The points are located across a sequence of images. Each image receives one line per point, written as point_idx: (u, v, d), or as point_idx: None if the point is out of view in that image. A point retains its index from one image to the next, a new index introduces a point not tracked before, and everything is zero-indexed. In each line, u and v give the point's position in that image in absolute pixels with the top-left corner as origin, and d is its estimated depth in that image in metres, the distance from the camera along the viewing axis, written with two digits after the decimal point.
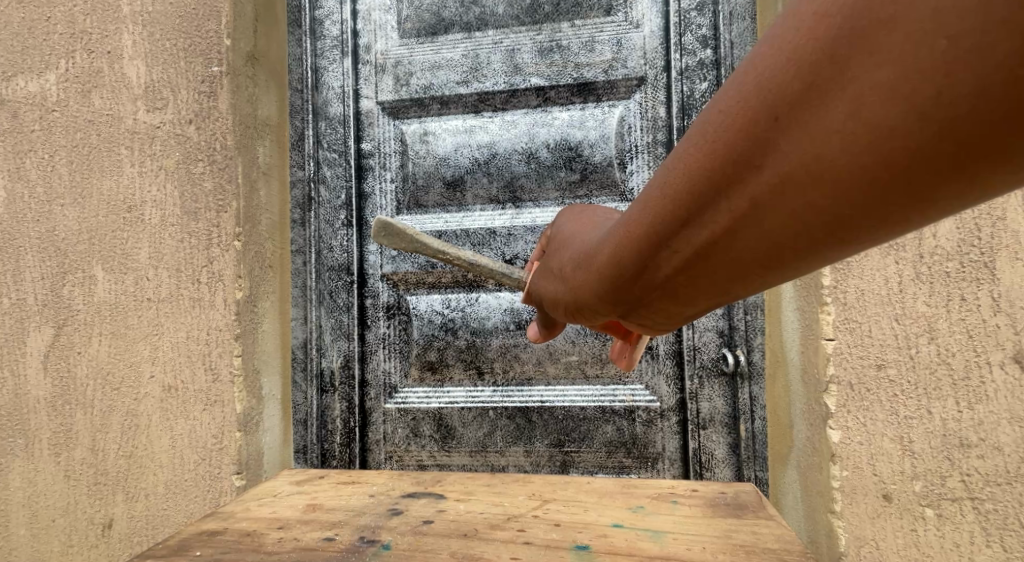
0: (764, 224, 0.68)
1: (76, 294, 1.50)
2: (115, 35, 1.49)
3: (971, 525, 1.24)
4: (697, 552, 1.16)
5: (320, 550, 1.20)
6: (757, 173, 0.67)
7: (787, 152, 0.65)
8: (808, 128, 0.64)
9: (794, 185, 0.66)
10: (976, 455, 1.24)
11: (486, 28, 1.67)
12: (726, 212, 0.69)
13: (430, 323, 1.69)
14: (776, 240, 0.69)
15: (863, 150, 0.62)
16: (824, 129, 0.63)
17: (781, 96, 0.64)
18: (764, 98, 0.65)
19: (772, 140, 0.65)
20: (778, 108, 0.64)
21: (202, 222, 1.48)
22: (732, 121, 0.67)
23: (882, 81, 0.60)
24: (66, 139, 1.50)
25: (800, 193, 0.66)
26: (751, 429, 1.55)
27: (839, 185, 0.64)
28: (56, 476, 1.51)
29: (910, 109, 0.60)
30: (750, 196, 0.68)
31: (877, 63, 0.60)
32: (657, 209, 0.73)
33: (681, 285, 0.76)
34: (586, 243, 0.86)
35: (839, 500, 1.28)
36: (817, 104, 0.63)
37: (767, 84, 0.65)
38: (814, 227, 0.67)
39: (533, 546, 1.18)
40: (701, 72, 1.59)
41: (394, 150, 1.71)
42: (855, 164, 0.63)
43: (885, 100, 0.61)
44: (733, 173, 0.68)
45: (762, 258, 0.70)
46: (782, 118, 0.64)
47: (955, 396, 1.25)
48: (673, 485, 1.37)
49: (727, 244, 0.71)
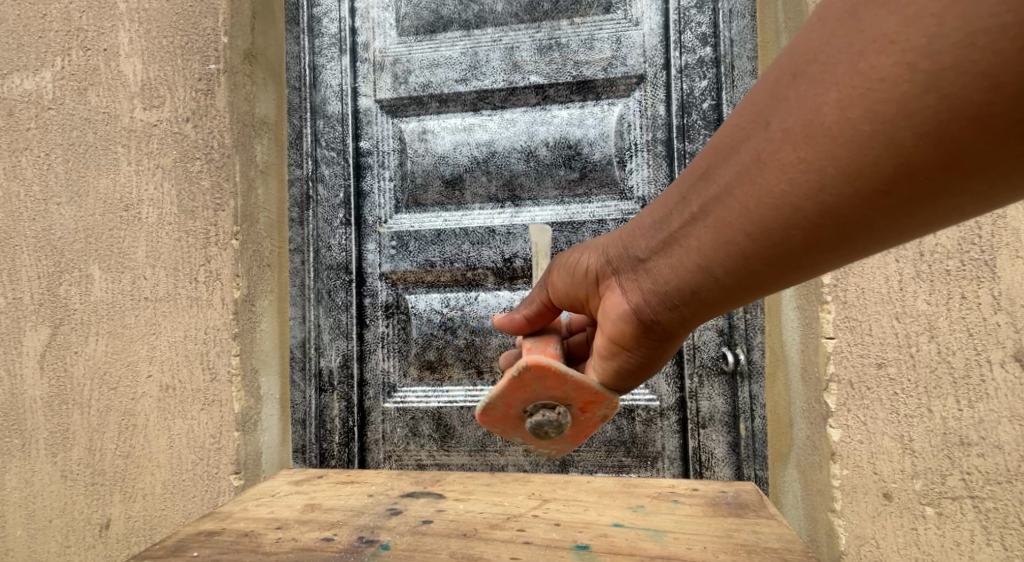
0: (767, 174, 0.81)
1: (73, 293, 1.49)
2: (111, 33, 1.48)
3: (972, 524, 1.24)
4: (698, 551, 1.15)
5: (319, 550, 1.19)
6: (767, 129, 0.81)
7: (794, 108, 0.79)
8: (815, 84, 0.78)
9: (792, 139, 0.79)
10: (976, 453, 1.24)
11: (485, 26, 1.66)
12: (739, 162, 0.83)
13: (430, 322, 1.68)
14: (768, 197, 0.82)
15: (852, 107, 0.76)
16: (825, 87, 0.77)
17: (801, 58, 0.79)
18: (789, 61, 0.80)
19: (785, 97, 0.80)
20: (796, 68, 0.79)
21: (200, 220, 1.47)
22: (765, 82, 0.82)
23: (883, 35, 0.74)
24: (62, 138, 1.49)
25: (795, 148, 0.79)
26: (751, 427, 1.54)
27: (833, 140, 0.77)
28: (54, 477, 1.50)
29: (898, 68, 0.73)
30: (759, 147, 0.82)
31: (885, 17, 0.74)
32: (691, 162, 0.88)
33: (692, 236, 0.89)
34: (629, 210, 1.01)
35: (839, 499, 1.27)
36: (827, 63, 0.77)
37: (794, 49, 0.80)
38: (801, 185, 0.80)
39: (533, 545, 1.18)
40: (700, 69, 1.58)
41: (392, 148, 1.71)
42: (842, 120, 0.76)
43: (882, 56, 0.74)
44: (754, 126, 0.82)
45: (755, 214, 0.83)
46: (796, 76, 0.79)
47: (956, 395, 1.25)
48: (673, 484, 1.37)
49: (733, 194, 0.84)
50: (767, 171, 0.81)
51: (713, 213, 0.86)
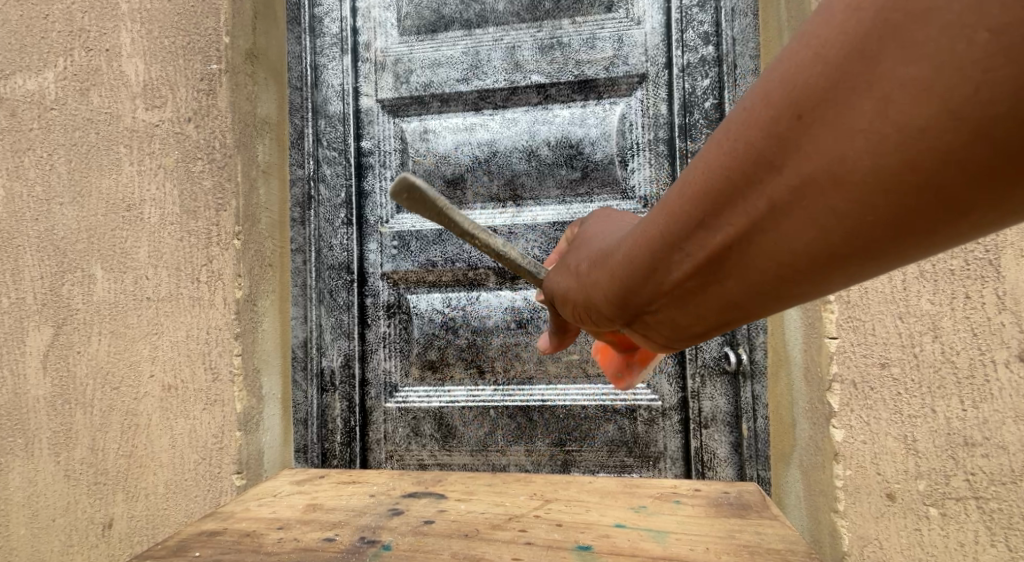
0: (784, 227, 0.67)
1: (75, 293, 1.50)
2: (113, 33, 1.48)
3: (976, 525, 1.23)
4: (700, 552, 1.15)
5: (321, 551, 1.19)
6: (776, 174, 0.65)
7: (810, 152, 0.63)
8: (834, 125, 0.62)
9: (813, 188, 0.64)
10: (980, 454, 1.23)
11: (486, 25, 1.66)
12: (744, 215, 0.68)
13: (431, 322, 1.67)
14: (791, 249, 0.67)
15: (887, 151, 0.61)
16: (849, 127, 0.62)
17: (806, 94, 0.63)
18: (787, 95, 0.64)
19: (794, 140, 0.64)
20: (801, 106, 0.63)
21: (201, 220, 1.47)
22: (755, 119, 0.66)
23: (913, 76, 0.59)
24: (65, 138, 1.50)
25: (820, 197, 0.64)
26: (753, 427, 1.54)
27: (864, 191, 0.63)
28: (56, 476, 1.50)
29: (941, 109, 0.59)
30: (766, 199, 0.66)
31: (910, 57, 0.59)
32: (673, 209, 0.72)
33: (698, 291, 0.74)
34: (597, 245, 0.84)
35: (842, 499, 1.27)
36: (844, 104, 0.62)
37: (790, 81, 0.64)
38: (832, 234, 0.65)
39: (535, 546, 1.18)
40: (702, 68, 1.58)
41: (394, 148, 1.70)
42: (876, 167, 0.62)
43: (916, 98, 0.59)
44: (754, 174, 0.66)
45: (778, 265, 0.69)
46: (803, 117, 0.63)
47: (960, 395, 1.24)
48: (675, 485, 1.37)
49: (747, 246, 0.69)
50: (784, 224, 0.67)
51: (719, 269, 0.71)
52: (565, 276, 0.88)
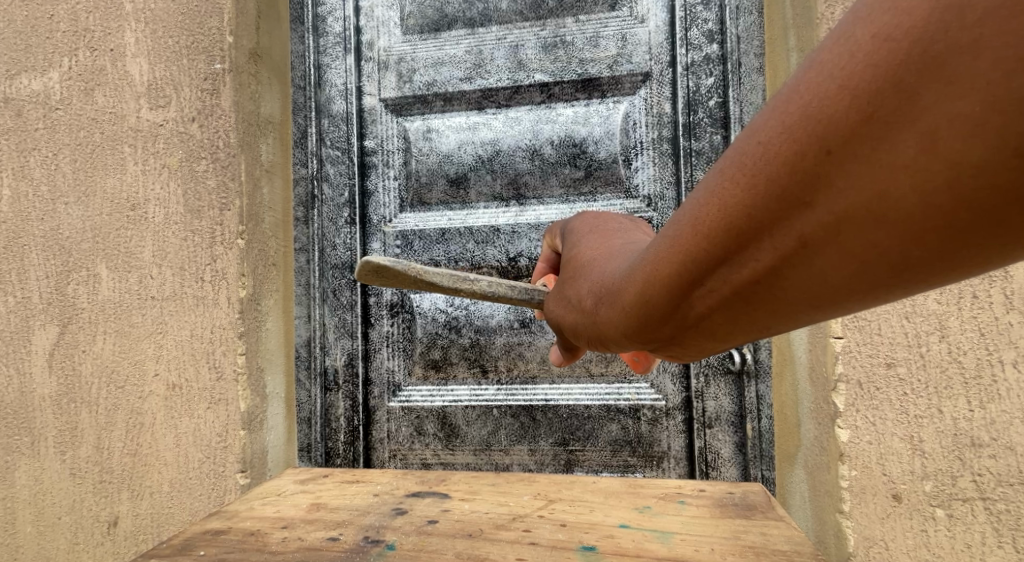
0: (818, 263, 0.64)
1: (80, 292, 1.50)
2: (117, 33, 1.49)
3: (983, 526, 1.22)
4: (704, 552, 1.14)
5: (324, 550, 1.19)
6: (807, 211, 0.62)
7: (844, 189, 0.60)
8: (871, 162, 0.59)
9: (849, 225, 0.61)
10: (987, 454, 1.22)
11: (489, 24, 1.65)
12: (773, 251, 0.65)
13: (435, 321, 1.67)
14: (827, 282, 0.64)
15: (932, 188, 0.58)
16: (888, 164, 0.58)
17: (836, 129, 0.59)
18: (814, 130, 0.60)
19: (826, 175, 0.60)
20: (831, 142, 0.59)
21: (206, 220, 1.47)
22: (779, 154, 0.62)
23: (958, 112, 0.56)
24: (70, 138, 1.50)
25: (858, 234, 0.61)
26: (758, 428, 1.53)
27: (904, 225, 0.59)
28: (62, 475, 1.51)
29: (991, 146, 0.55)
30: (796, 235, 0.63)
31: (955, 93, 0.56)
32: (691, 245, 0.68)
33: (725, 321, 0.71)
34: (606, 273, 0.81)
35: (847, 500, 1.26)
36: (878, 137, 0.58)
37: (817, 116, 0.60)
38: (873, 269, 0.62)
39: (539, 546, 1.17)
40: (707, 67, 1.57)
41: (397, 148, 1.70)
42: (920, 204, 0.58)
43: (962, 134, 0.56)
44: (782, 210, 0.63)
45: (812, 297, 0.66)
46: (835, 152, 0.60)
47: (968, 395, 1.23)
48: (680, 486, 1.36)
49: (779, 280, 0.66)
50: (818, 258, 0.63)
51: (749, 300, 0.68)
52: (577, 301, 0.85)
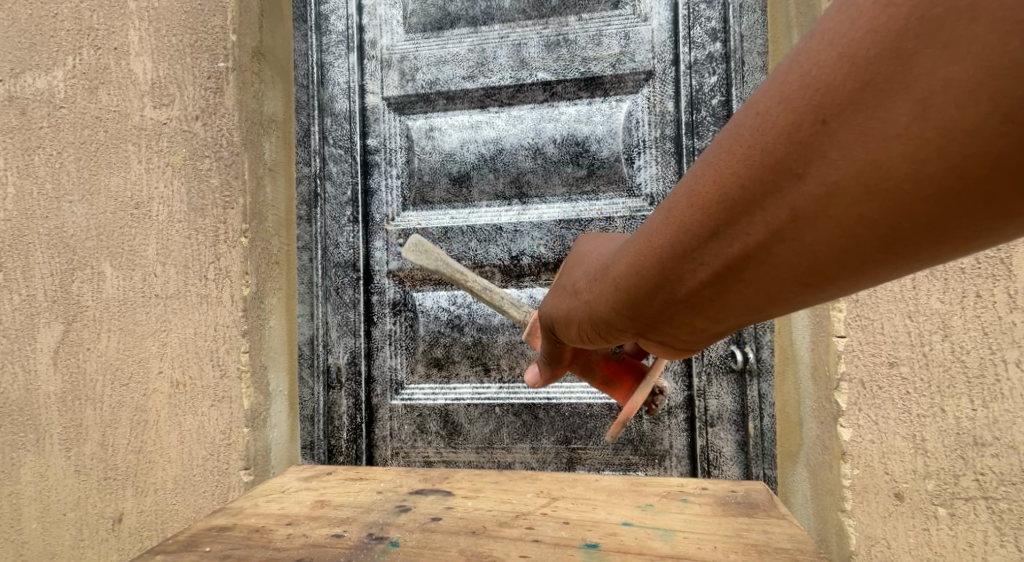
0: (809, 236, 0.64)
1: (85, 290, 1.51)
2: (121, 32, 1.49)
3: (985, 525, 1.22)
4: (707, 551, 1.15)
5: (329, 547, 1.20)
6: (799, 181, 0.63)
7: (837, 158, 0.61)
8: (865, 130, 0.60)
9: (841, 195, 0.62)
10: (990, 453, 1.22)
11: (492, 22, 1.65)
12: (764, 224, 0.65)
13: (437, 320, 1.67)
14: (818, 254, 0.64)
15: (923, 156, 0.59)
16: (882, 132, 0.59)
17: (832, 97, 0.60)
18: (811, 98, 0.61)
19: (823, 143, 0.61)
20: (827, 109, 0.61)
21: (209, 218, 1.48)
22: (776, 123, 0.63)
23: (952, 79, 0.57)
24: (74, 136, 1.51)
25: (850, 203, 0.62)
26: (760, 426, 1.53)
27: (895, 194, 0.60)
28: (67, 472, 1.52)
29: (985, 113, 0.56)
30: (792, 205, 0.63)
31: (949, 60, 0.57)
32: (685, 218, 0.69)
33: (717, 301, 0.71)
34: (603, 257, 0.82)
35: (849, 498, 1.26)
36: (874, 105, 0.59)
37: (814, 84, 0.61)
38: (864, 240, 0.63)
39: (542, 543, 1.18)
40: (709, 65, 1.57)
41: (400, 146, 1.70)
42: (912, 172, 0.59)
43: (956, 102, 0.57)
44: (775, 181, 0.63)
45: (803, 271, 0.66)
46: (830, 120, 0.61)
47: (970, 395, 1.23)
48: (683, 484, 1.37)
49: (769, 255, 0.66)
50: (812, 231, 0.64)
51: (740, 277, 0.68)
52: (574, 286, 0.85)
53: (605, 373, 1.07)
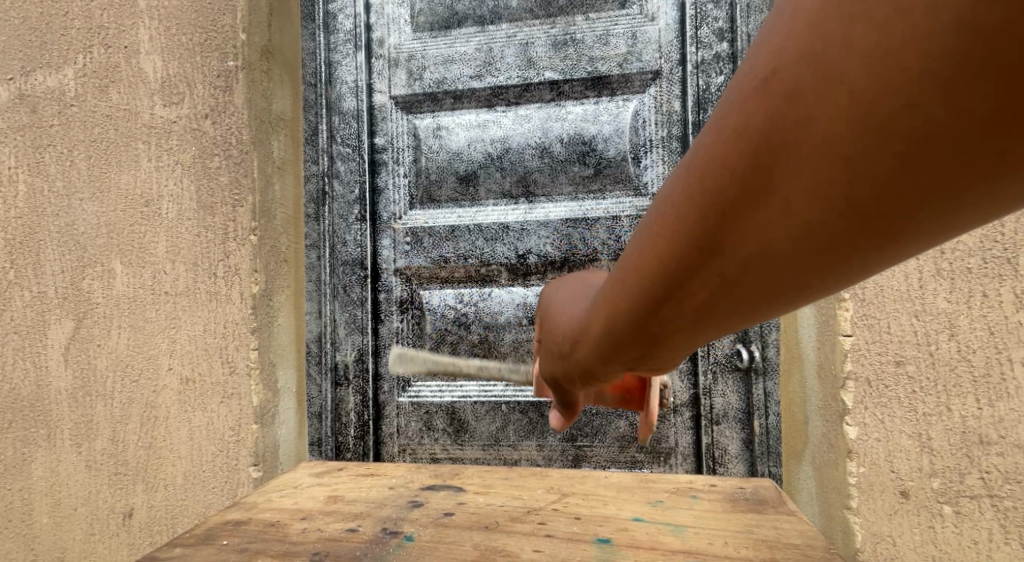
0: (744, 297, 0.56)
1: (95, 287, 1.52)
2: (131, 30, 1.50)
3: (990, 523, 1.22)
4: (718, 546, 1.15)
5: (344, 540, 1.21)
6: (712, 259, 0.54)
7: (741, 237, 0.53)
8: (758, 213, 0.52)
9: (759, 263, 0.53)
10: (995, 452, 1.23)
11: (500, 21, 1.65)
12: (687, 305, 0.57)
13: (444, 318, 1.68)
14: (752, 307, 0.57)
15: (829, 216, 0.50)
16: (778, 205, 0.51)
17: (713, 189, 0.52)
18: (696, 191, 0.53)
19: (722, 229, 0.53)
20: (715, 198, 0.53)
21: (218, 216, 1.49)
22: (672, 214, 0.55)
23: (831, 136, 0.48)
24: (84, 134, 1.52)
25: (767, 267, 0.54)
26: (765, 424, 1.54)
27: (815, 254, 0.52)
28: (78, 467, 1.53)
29: (886, 154, 0.47)
30: (739, 264, 0.54)
31: (825, 120, 0.48)
32: (614, 305, 0.62)
33: (674, 352, 0.64)
34: (565, 316, 0.74)
35: (855, 496, 1.28)
36: (758, 187, 0.51)
37: (695, 178, 0.53)
38: (793, 286, 0.55)
39: (554, 538, 1.19)
40: (717, 65, 1.57)
41: (408, 145, 1.71)
42: (825, 230, 0.51)
43: (839, 155, 0.48)
44: (684, 267, 0.56)
45: (745, 317, 0.58)
46: (720, 206, 0.53)
47: (976, 394, 1.24)
48: (692, 481, 1.38)
49: (700, 321, 0.59)
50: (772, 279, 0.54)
51: (682, 341, 0.62)
52: (553, 350, 0.77)
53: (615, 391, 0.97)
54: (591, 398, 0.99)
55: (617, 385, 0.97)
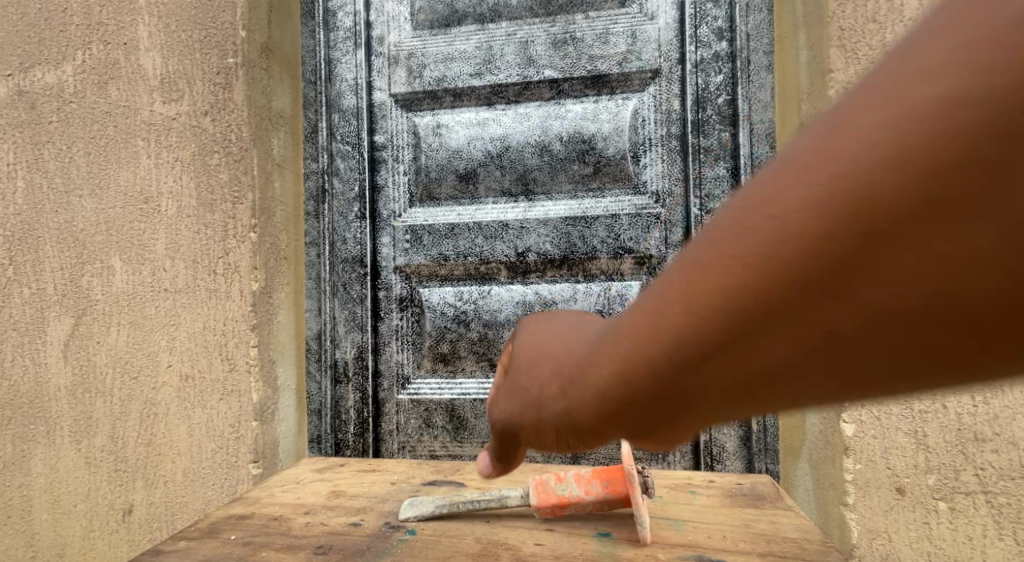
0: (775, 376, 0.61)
1: (94, 284, 1.52)
2: (130, 27, 1.50)
3: (984, 519, 1.24)
4: (717, 540, 1.16)
5: (348, 534, 1.22)
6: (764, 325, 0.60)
7: (813, 305, 0.58)
8: (834, 284, 0.57)
9: (806, 339, 0.59)
10: (990, 448, 1.24)
11: (499, 20, 1.66)
12: (726, 362, 0.62)
13: (444, 315, 1.68)
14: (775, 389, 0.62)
15: (887, 303, 0.57)
16: (859, 283, 0.57)
17: (805, 256, 0.58)
18: (780, 256, 0.58)
19: (799, 295, 0.58)
20: (797, 266, 0.58)
21: (218, 213, 1.49)
22: (740, 270, 0.60)
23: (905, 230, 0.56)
24: (83, 131, 1.52)
25: (813, 344, 0.59)
26: (763, 421, 1.54)
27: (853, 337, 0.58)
28: (78, 463, 1.54)
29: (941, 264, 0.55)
30: (792, 341, 0.60)
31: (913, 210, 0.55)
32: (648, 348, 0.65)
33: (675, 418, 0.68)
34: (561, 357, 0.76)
35: (851, 493, 1.28)
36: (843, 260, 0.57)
37: (786, 230, 0.58)
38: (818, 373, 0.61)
39: (556, 532, 1.20)
40: (716, 64, 1.57)
41: (407, 143, 1.71)
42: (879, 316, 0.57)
43: (908, 253, 0.56)
44: (742, 327, 0.61)
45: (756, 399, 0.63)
46: (801, 272, 0.58)
47: (971, 391, 1.25)
48: (690, 477, 1.39)
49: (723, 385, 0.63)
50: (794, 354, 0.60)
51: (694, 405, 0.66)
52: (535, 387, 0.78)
53: (601, 478, 1.23)
54: (583, 487, 1.23)
55: (602, 472, 1.24)
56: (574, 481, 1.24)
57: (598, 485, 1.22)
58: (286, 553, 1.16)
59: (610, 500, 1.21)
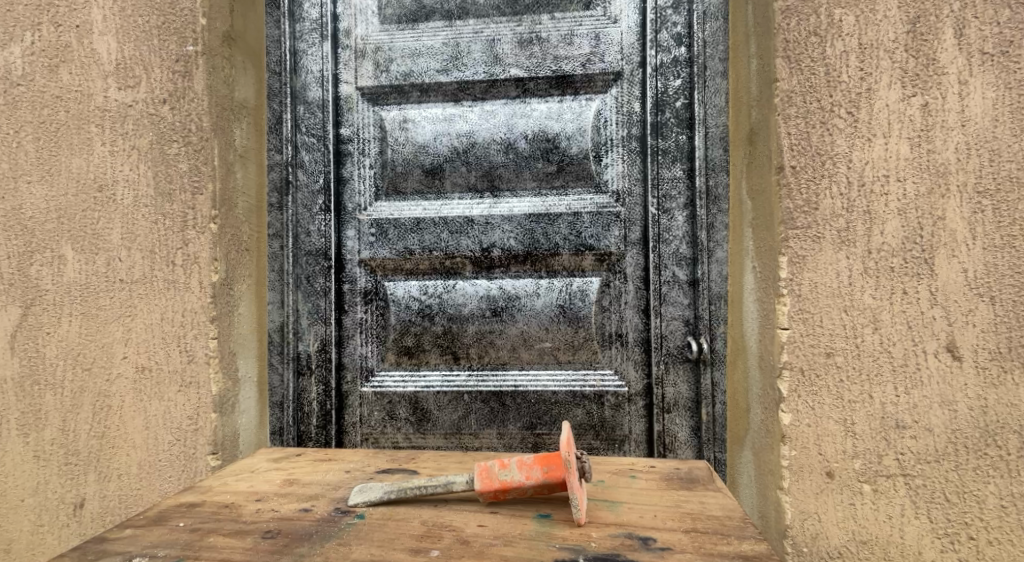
0: None
1: (44, 274, 1.48)
2: (84, 9, 1.46)
3: (903, 499, 1.36)
4: (647, 519, 1.25)
5: (297, 519, 1.24)
6: None
7: None
8: None
9: None
10: (909, 435, 1.36)
11: (466, 17, 1.68)
12: None
13: (408, 308, 1.71)
14: None
15: None
16: None
17: None
18: None
19: None
20: None
21: (177, 203, 1.47)
22: None
23: None
24: (32, 115, 1.47)
25: None
26: (712, 412, 1.63)
27: None
28: (25, 457, 1.50)
29: None
30: None
31: None
32: None
33: None
34: None
35: (786, 477, 1.39)
36: None
37: None
38: None
39: (499, 515, 1.25)
40: (674, 69, 1.64)
41: (374, 137, 1.72)
42: None
43: None
44: None
45: None
46: None
47: (895, 382, 1.37)
48: (632, 462, 1.46)
49: None
50: None
51: None
52: None
53: (543, 463, 1.27)
54: (525, 473, 1.27)
55: (543, 458, 1.28)
56: (517, 467, 1.28)
57: (539, 470, 1.26)
58: (234, 538, 1.20)
59: (550, 485, 1.25)
